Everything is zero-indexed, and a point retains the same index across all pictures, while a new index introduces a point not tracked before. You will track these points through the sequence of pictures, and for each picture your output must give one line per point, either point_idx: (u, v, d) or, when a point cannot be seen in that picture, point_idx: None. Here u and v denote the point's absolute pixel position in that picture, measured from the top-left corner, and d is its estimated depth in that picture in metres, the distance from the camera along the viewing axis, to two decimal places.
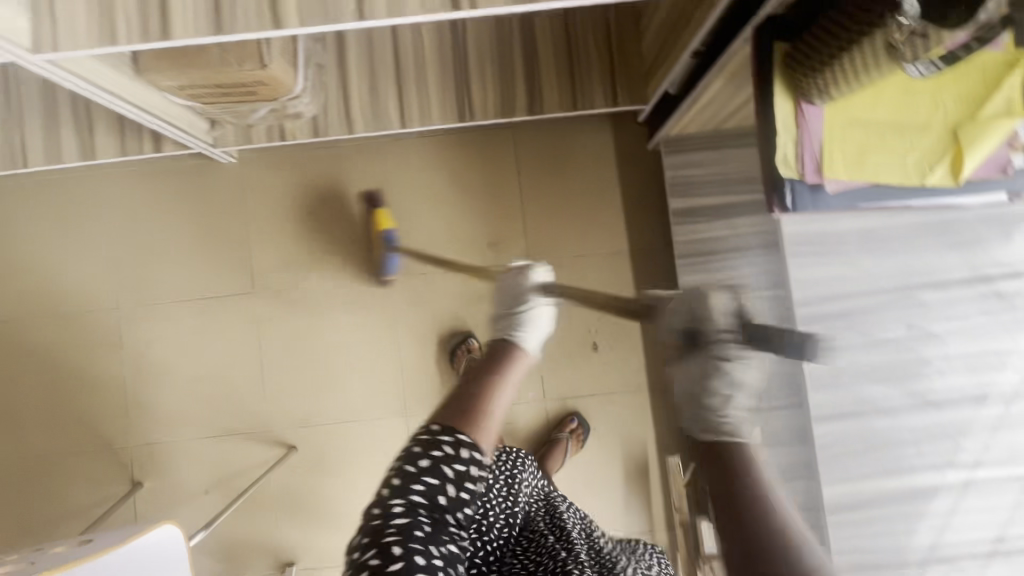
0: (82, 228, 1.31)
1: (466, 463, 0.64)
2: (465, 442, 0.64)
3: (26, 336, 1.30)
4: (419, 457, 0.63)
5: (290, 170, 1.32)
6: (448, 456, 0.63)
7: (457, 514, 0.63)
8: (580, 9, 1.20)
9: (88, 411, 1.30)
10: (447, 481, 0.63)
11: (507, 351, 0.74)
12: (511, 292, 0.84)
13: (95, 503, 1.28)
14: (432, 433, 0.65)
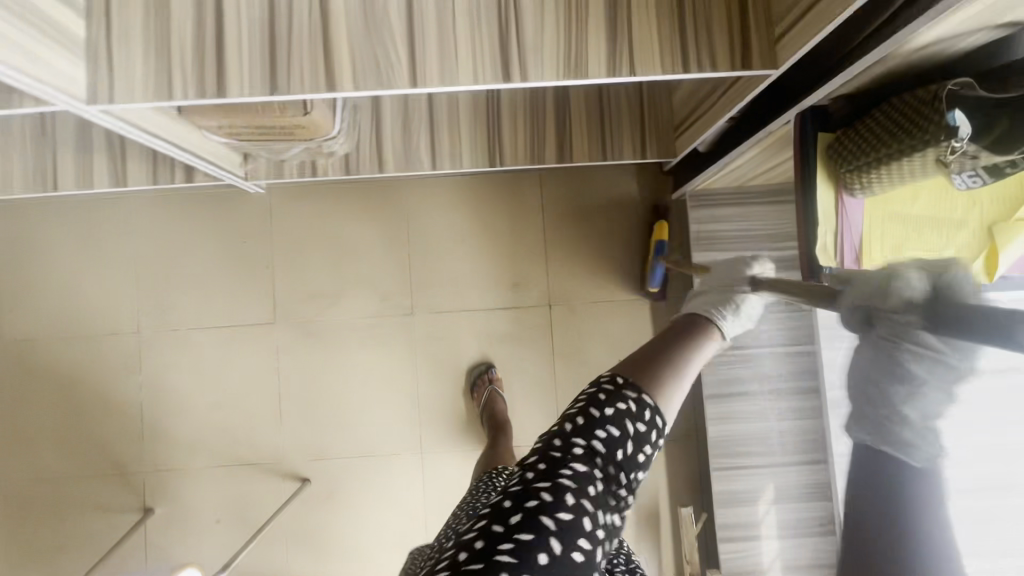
0: (108, 250, 1.32)
1: (645, 425, 0.57)
2: (647, 404, 0.57)
3: (50, 353, 1.31)
4: (605, 404, 0.56)
5: (318, 202, 1.33)
6: (632, 411, 0.56)
7: (628, 478, 0.57)
8: (615, 86, 1.21)
9: (105, 432, 1.31)
10: (627, 439, 0.55)
11: (702, 329, 0.63)
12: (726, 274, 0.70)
13: (108, 525, 1.29)
14: (617, 385, 0.58)
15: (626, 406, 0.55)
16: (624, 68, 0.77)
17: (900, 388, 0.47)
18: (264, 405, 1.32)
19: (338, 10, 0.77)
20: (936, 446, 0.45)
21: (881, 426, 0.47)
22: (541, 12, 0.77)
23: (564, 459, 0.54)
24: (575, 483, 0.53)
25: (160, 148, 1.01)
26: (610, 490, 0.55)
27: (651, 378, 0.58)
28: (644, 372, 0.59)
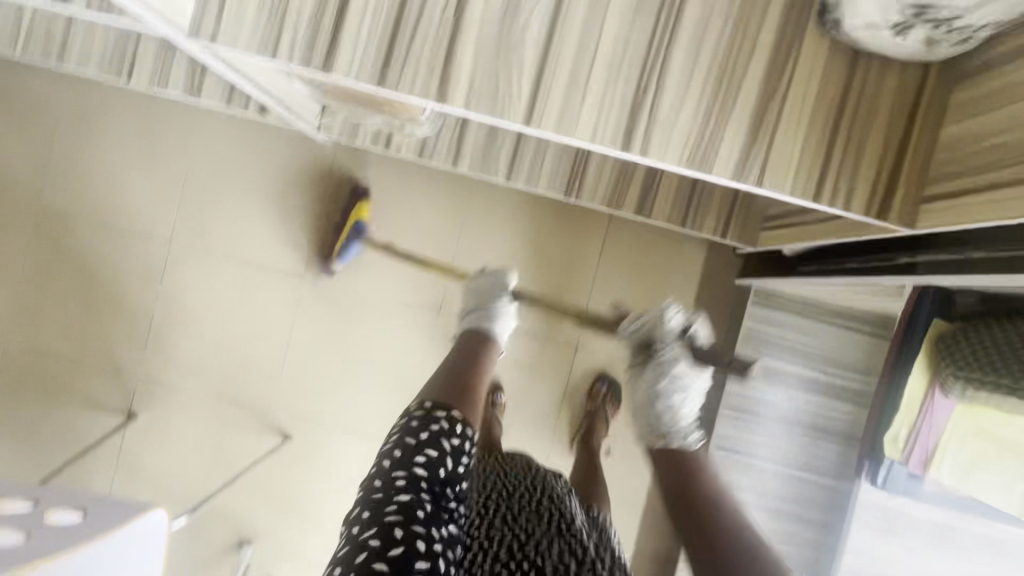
0: (164, 154, 1.29)
1: (459, 438, 0.75)
2: (457, 418, 0.76)
3: (80, 236, 1.30)
4: (417, 432, 0.73)
5: (382, 172, 1.28)
6: (445, 430, 0.74)
7: (454, 489, 0.71)
8: (711, 184, 1.13)
9: (111, 328, 1.31)
10: (444, 454, 0.72)
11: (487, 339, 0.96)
12: (485, 290, 1.01)
13: (89, 416, 1.30)
14: (425, 411, 0.76)
15: (436, 425, 0.74)
16: (751, 178, 0.70)
17: None
18: (268, 353, 1.30)
19: (474, 21, 0.70)
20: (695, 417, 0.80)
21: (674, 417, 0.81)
22: (684, 90, 0.70)
23: (389, 498, 0.66)
24: (400, 517, 0.64)
25: (242, 82, 0.96)
26: (438, 506, 0.67)
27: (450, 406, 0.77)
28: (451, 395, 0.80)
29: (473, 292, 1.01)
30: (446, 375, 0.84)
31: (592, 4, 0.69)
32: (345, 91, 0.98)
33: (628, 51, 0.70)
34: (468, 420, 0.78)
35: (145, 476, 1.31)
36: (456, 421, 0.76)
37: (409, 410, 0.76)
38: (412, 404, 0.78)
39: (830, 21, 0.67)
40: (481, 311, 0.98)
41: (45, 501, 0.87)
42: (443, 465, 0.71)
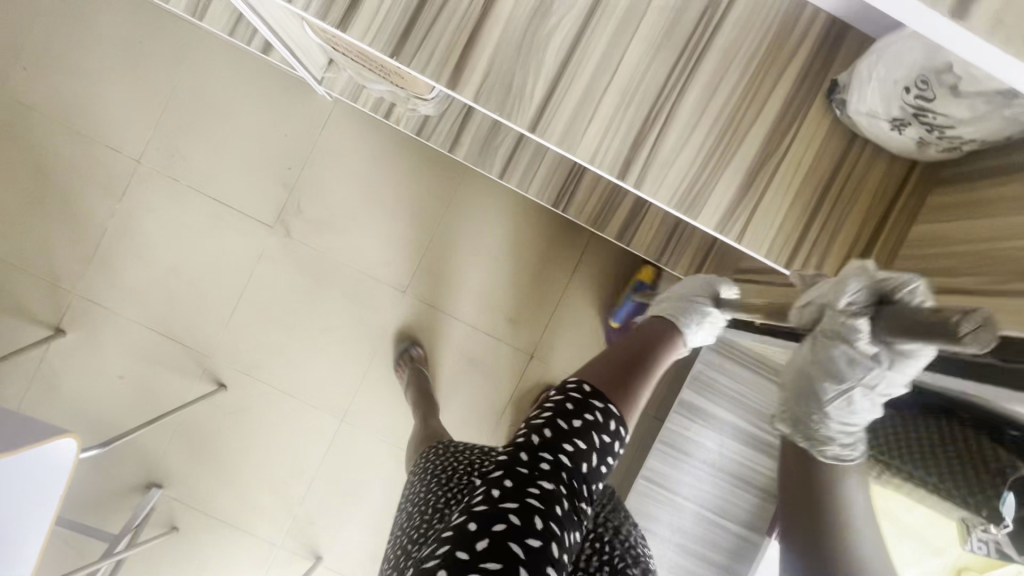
0: (151, 68, 1.22)
1: (609, 436, 0.69)
2: (613, 413, 0.71)
3: (41, 133, 1.22)
4: (573, 418, 0.67)
5: (376, 140, 1.26)
6: (597, 423, 0.68)
7: (589, 488, 0.66)
8: (692, 225, 1.16)
9: (55, 236, 1.23)
10: (591, 449, 0.66)
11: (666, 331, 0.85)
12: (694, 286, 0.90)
13: (12, 323, 1.22)
14: (583, 394, 0.70)
15: (592, 416, 0.68)
16: (731, 232, 0.73)
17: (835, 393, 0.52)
18: (219, 297, 1.25)
19: (500, 15, 0.69)
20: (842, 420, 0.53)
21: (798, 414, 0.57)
22: (689, 133, 0.71)
23: (531, 478, 0.61)
24: (541, 503, 0.59)
25: (249, 14, 0.92)
26: (573, 502, 0.62)
27: (614, 391, 0.73)
28: (613, 380, 0.75)
29: (690, 287, 0.90)
30: (613, 356, 0.78)
31: (618, 28, 0.70)
32: (357, 52, 0.96)
33: (645, 82, 0.70)
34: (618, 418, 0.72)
35: (60, 398, 1.24)
36: (610, 419, 0.70)
37: (566, 386, 0.70)
38: (573, 378, 0.72)
39: (837, 100, 0.70)
40: (683, 304, 0.87)
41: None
42: (587, 461, 0.66)
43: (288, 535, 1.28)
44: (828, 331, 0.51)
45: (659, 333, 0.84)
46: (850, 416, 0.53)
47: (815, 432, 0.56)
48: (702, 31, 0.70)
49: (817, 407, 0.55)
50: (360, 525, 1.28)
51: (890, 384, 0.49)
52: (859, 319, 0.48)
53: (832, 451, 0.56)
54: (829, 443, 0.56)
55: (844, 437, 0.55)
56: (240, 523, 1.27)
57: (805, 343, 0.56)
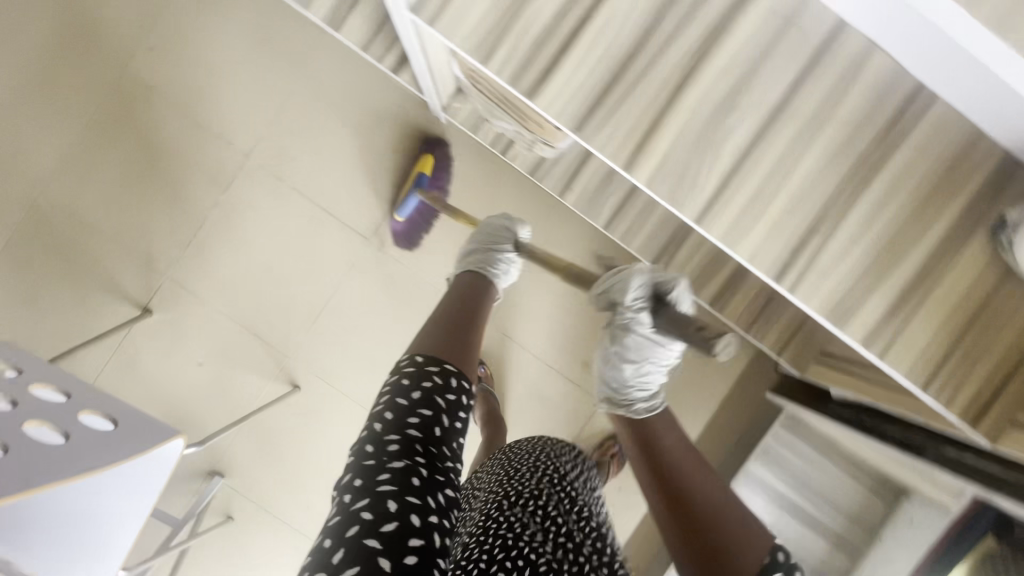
0: (275, 66, 1.23)
1: (455, 396, 0.69)
2: (452, 372, 0.70)
3: (156, 113, 1.23)
4: (411, 393, 0.66)
5: (483, 169, 1.26)
6: (439, 386, 0.68)
7: (450, 446, 0.65)
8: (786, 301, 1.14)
9: (155, 216, 1.25)
10: (440, 412, 0.66)
11: (480, 287, 0.86)
12: (490, 229, 0.95)
13: (103, 295, 1.25)
14: (417, 365, 0.69)
15: (427, 382, 0.66)
16: (873, 348, 0.73)
17: (633, 365, 0.71)
18: (306, 300, 1.27)
19: (686, 107, 0.70)
20: (644, 383, 0.72)
21: (611, 387, 0.73)
22: (849, 246, 0.72)
23: (381, 465, 0.59)
24: (394, 485, 0.57)
25: (409, 45, 0.90)
26: (435, 469, 0.61)
27: (445, 354, 0.72)
28: (451, 348, 0.74)
29: (481, 235, 0.95)
30: (444, 314, 0.78)
31: (798, 135, 0.71)
32: (500, 97, 0.97)
33: (816, 190, 0.71)
34: (461, 371, 0.72)
35: (140, 375, 1.26)
36: (455, 377, 0.69)
37: (398, 363, 0.69)
38: (405, 356, 0.71)
39: (1003, 237, 0.70)
40: (488, 255, 0.91)
41: (30, 373, 0.78)
42: (439, 425, 0.64)
43: None
44: (620, 323, 0.69)
45: (477, 291, 0.86)
46: (646, 377, 0.72)
47: (624, 398, 0.72)
48: (878, 149, 0.71)
49: (622, 375, 0.72)
50: None
51: (661, 347, 0.70)
52: (644, 310, 0.67)
53: (640, 406, 0.71)
54: (637, 402, 0.71)
55: (648, 393, 0.73)
56: (292, 523, 1.29)
57: (605, 333, 0.74)
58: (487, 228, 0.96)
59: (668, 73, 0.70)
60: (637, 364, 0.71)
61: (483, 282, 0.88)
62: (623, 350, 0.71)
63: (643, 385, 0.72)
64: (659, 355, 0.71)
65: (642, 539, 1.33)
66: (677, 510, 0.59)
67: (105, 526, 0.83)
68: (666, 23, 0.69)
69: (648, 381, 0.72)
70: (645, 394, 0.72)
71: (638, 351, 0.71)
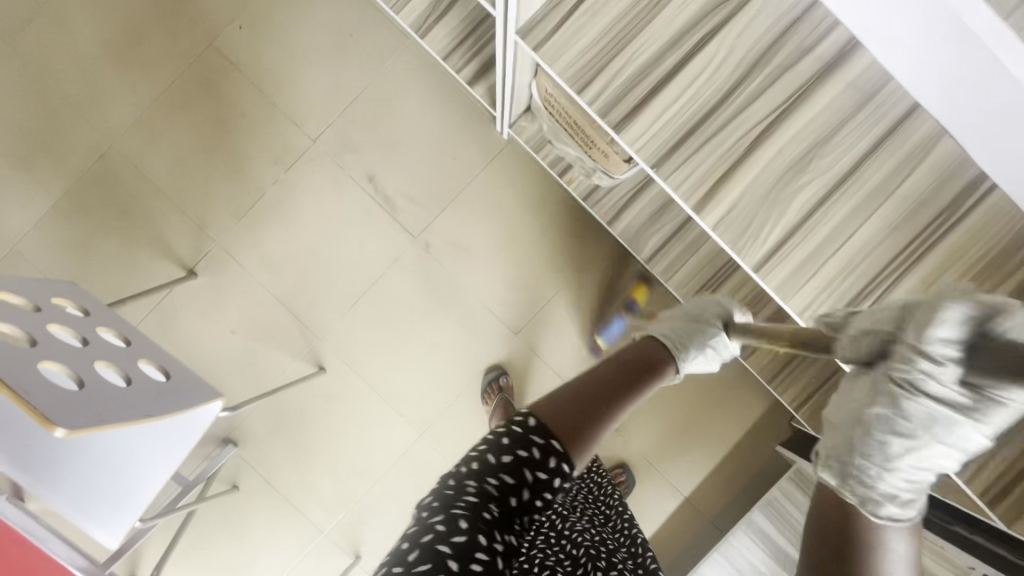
0: (356, 60, 1.29)
1: (548, 472, 0.60)
2: (554, 449, 0.60)
3: (235, 87, 1.28)
4: (503, 450, 0.60)
5: (536, 188, 1.30)
6: (535, 457, 0.60)
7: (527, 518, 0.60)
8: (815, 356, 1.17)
9: (216, 184, 1.29)
10: (525, 484, 0.59)
11: (660, 362, 0.69)
12: (706, 306, 0.75)
13: (153, 251, 1.28)
14: (523, 428, 0.61)
15: (525, 449, 0.60)
16: None
17: (900, 444, 0.43)
18: (345, 287, 1.31)
19: (760, 160, 0.75)
20: (905, 477, 0.44)
21: (843, 470, 0.45)
22: None
23: (458, 495, 0.58)
24: (468, 512, 0.57)
25: (500, 66, 0.95)
26: (505, 523, 0.58)
27: (566, 422, 0.63)
28: (569, 416, 0.63)
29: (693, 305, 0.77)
30: (589, 379, 0.67)
31: (863, 202, 0.74)
32: (569, 124, 1.02)
33: (871, 257, 0.75)
34: (565, 453, 0.61)
35: (173, 335, 1.29)
36: (556, 458, 0.60)
37: (509, 417, 0.63)
38: (519, 412, 0.64)
39: None
40: (694, 329, 0.72)
41: (96, 317, 0.82)
42: (522, 493, 0.59)
43: (334, 527, 1.31)
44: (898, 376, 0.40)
45: (647, 356, 0.70)
46: (919, 466, 0.43)
47: (864, 488, 0.44)
48: (938, 225, 0.73)
49: (873, 459, 0.44)
50: None
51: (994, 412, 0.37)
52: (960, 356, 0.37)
53: (888, 511, 0.44)
54: (879, 501, 0.44)
55: (904, 493, 0.44)
56: (295, 502, 1.31)
57: (864, 388, 0.45)
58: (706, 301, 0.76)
59: (748, 127, 0.74)
60: (909, 445, 0.42)
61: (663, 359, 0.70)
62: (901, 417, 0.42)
63: (901, 479, 0.44)
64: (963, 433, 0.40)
65: None
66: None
67: (136, 489, 0.85)
68: (753, 80, 0.74)
69: (912, 473, 0.44)
70: (900, 493, 0.44)
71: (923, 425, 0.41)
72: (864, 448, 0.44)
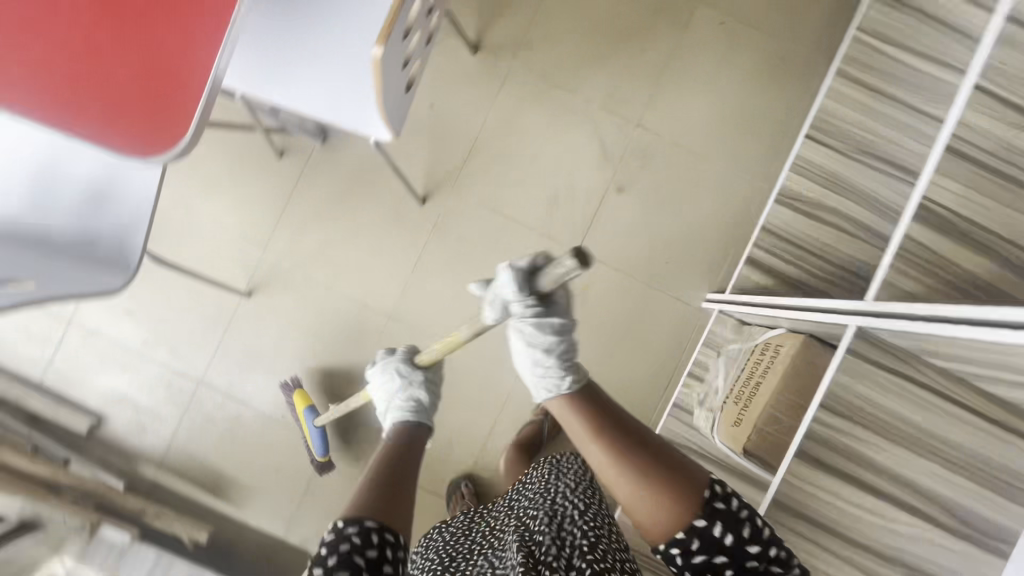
0: (728, 136, 1.30)
1: (380, 556, 0.53)
2: (377, 530, 0.54)
3: (663, 32, 1.30)
4: (320, 563, 0.52)
5: (664, 346, 1.29)
6: (359, 544, 0.53)
7: None
8: None
9: (566, 44, 1.30)
10: (363, 574, 0.51)
11: (412, 430, 0.77)
12: (389, 369, 0.85)
13: (483, 7, 1.30)
14: (333, 534, 0.54)
15: (339, 549, 0.52)
16: None
17: (533, 349, 0.68)
18: (508, 195, 1.30)
19: None
20: (556, 364, 0.66)
21: (540, 384, 0.65)
22: None
23: None
24: None
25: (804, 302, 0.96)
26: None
27: (372, 507, 0.57)
28: (375, 500, 0.58)
29: (383, 381, 0.85)
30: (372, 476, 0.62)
31: None
32: (738, 402, 1.01)
33: None
34: (388, 524, 0.55)
35: None
36: (377, 531, 0.54)
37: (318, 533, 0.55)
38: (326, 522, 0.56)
39: None
40: (406, 389, 0.83)
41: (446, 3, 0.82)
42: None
43: (272, 262, 1.29)
44: (517, 311, 0.67)
45: (411, 435, 0.75)
46: (553, 350, 0.68)
47: (547, 386, 0.65)
48: None
49: (528, 367, 0.68)
50: (281, 329, 1.29)
51: (552, 306, 0.69)
52: (531, 293, 0.66)
53: (564, 382, 0.64)
54: (559, 383, 0.64)
55: (561, 366, 0.66)
56: (286, 216, 1.29)
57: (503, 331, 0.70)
58: (388, 368, 0.85)
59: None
60: (539, 347, 0.68)
61: (420, 431, 0.77)
62: (524, 332, 0.68)
63: (552, 362, 0.67)
64: (552, 334, 0.68)
65: None
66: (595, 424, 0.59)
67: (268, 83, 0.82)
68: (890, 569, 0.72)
69: (560, 360, 0.67)
70: (562, 369, 0.66)
71: (539, 335, 0.68)
72: (533, 358, 0.68)
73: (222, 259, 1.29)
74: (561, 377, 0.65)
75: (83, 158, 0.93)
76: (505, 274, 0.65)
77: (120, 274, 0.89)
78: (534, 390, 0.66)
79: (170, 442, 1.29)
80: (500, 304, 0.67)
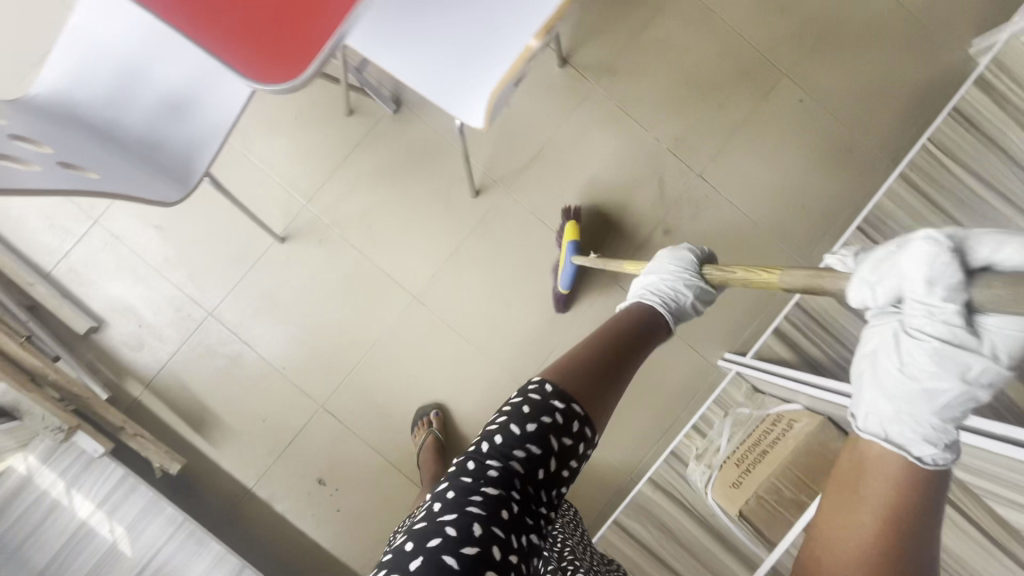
0: (781, 207, 1.33)
1: (572, 445, 0.54)
2: (578, 416, 0.54)
3: (745, 94, 1.33)
4: (523, 421, 0.52)
5: (673, 392, 1.30)
6: (558, 426, 0.53)
7: (552, 489, 0.53)
8: None
9: (651, 80, 1.33)
10: (551, 454, 0.52)
11: (654, 319, 0.73)
12: (675, 261, 0.82)
13: (581, 24, 1.32)
14: (540, 397, 0.54)
15: (542, 420, 0.52)
16: None
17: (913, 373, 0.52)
18: (559, 208, 1.31)
19: None
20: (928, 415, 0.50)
21: (888, 419, 0.51)
22: None
23: (473, 483, 0.50)
24: (485, 504, 0.49)
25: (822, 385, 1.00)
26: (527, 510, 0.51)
27: (579, 388, 0.56)
28: (585, 386, 0.57)
29: (661, 263, 0.83)
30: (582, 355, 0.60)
31: None
32: (738, 466, 1.05)
33: None
34: (590, 419, 0.55)
35: None
36: (579, 422, 0.54)
37: (523, 385, 0.55)
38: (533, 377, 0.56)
39: None
40: (676, 285, 0.79)
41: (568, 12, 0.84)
42: (546, 466, 0.52)
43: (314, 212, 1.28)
44: (924, 313, 0.48)
45: (648, 321, 0.72)
46: (938, 393, 0.51)
47: (901, 438, 0.49)
48: None
49: (895, 395, 0.52)
50: (305, 280, 1.28)
51: (991, 335, 0.48)
52: (954, 302, 0.47)
53: (930, 449, 0.47)
54: (923, 448, 0.48)
55: (936, 432, 0.49)
56: (340, 173, 1.29)
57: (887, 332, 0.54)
58: (674, 258, 0.83)
59: None
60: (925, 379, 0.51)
61: (662, 321, 0.74)
62: (913, 348, 0.51)
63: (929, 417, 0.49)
64: (965, 375, 0.50)
65: (276, 525, 1.25)
66: (895, 504, 0.45)
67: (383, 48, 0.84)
68: None
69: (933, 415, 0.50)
70: (934, 434, 0.49)
71: (933, 362, 0.50)
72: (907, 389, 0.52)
73: (266, 197, 1.27)
74: (923, 438, 0.48)
75: (184, 63, 0.93)
76: (920, 256, 0.47)
77: (178, 187, 0.88)
78: (874, 421, 0.52)
79: (165, 365, 1.26)
80: (892, 290, 0.51)
